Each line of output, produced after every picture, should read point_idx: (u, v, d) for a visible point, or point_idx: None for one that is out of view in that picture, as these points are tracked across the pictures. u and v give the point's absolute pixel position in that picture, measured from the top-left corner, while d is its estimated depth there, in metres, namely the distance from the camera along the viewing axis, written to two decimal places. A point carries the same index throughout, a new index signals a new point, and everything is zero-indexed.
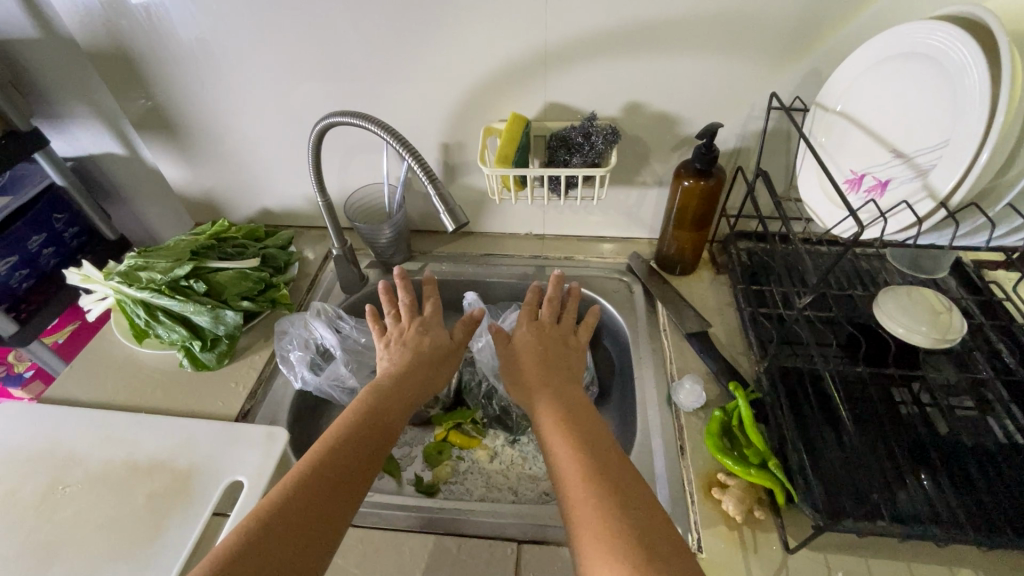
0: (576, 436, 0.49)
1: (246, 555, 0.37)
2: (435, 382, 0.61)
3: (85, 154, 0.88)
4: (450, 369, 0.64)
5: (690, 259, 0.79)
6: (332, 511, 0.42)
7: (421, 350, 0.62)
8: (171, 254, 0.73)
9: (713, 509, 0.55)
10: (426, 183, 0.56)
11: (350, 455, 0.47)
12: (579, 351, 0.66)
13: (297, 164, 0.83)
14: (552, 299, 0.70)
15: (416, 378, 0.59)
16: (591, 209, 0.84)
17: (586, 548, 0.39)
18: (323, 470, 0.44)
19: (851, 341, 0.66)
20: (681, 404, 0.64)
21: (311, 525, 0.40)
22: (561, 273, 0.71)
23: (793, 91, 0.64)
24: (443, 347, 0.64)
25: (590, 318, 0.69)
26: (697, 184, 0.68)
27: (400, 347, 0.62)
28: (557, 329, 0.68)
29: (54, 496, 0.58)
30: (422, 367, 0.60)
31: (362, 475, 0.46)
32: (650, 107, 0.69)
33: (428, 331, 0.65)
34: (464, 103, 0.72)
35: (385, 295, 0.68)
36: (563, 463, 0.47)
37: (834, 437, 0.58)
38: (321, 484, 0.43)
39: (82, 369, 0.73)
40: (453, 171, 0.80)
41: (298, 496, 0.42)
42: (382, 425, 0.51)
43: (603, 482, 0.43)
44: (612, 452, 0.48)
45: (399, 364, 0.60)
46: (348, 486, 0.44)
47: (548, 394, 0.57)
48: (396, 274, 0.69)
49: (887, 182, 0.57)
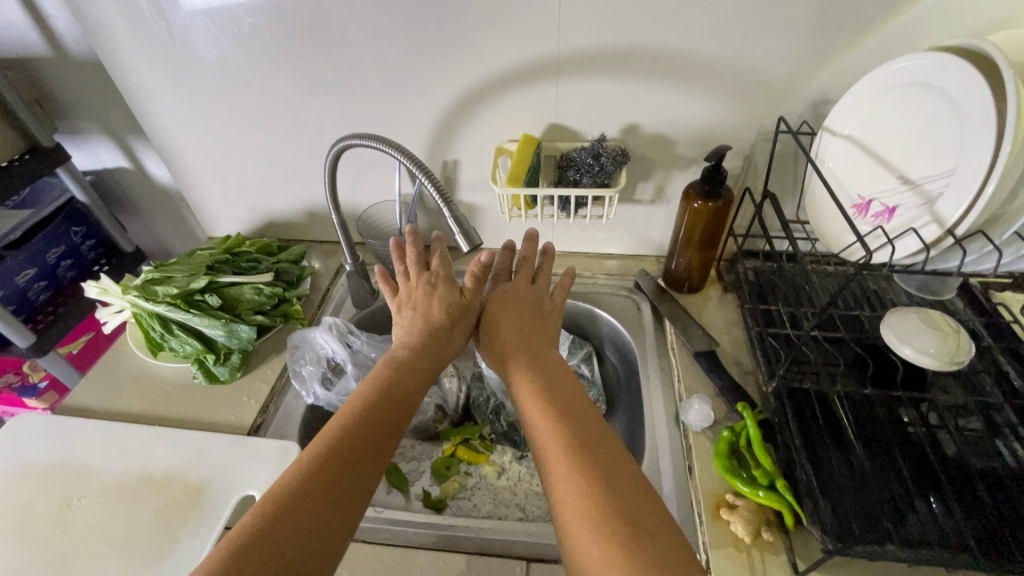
0: (558, 406, 0.49)
1: (263, 537, 0.37)
2: (449, 343, 0.61)
3: (103, 168, 0.90)
4: (465, 331, 0.63)
5: (698, 277, 0.79)
6: (345, 488, 0.42)
7: (430, 315, 0.61)
8: (188, 268, 0.74)
9: (722, 530, 0.55)
10: (440, 203, 0.57)
11: (358, 434, 0.46)
12: (555, 315, 0.65)
13: (311, 180, 0.84)
14: (526, 258, 0.67)
15: (426, 353, 0.58)
16: (600, 226, 0.84)
17: (569, 522, 0.40)
18: (332, 452, 0.44)
19: (858, 361, 0.67)
20: (691, 423, 0.64)
21: (325, 510, 0.40)
22: (535, 231, 0.67)
23: (801, 114, 0.65)
24: (454, 307, 0.62)
25: (566, 280, 0.66)
26: (706, 206, 0.69)
27: (410, 311, 0.62)
28: (532, 291, 0.65)
29: (69, 509, 0.59)
30: (434, 334, 0.59)
31: (371, 450, 0.46)
32: (660, 130, 0.70)
33: (436, 288, 0.63)
34: (477, 123, 0.73)
35: (396, 252, 0.67)
36: (545, 438, 0.46)
37: (843, 459, 0.58)
38: (330, 467, 0.43)
39: (97, 381, 0.74)
40: (463, 188, 0.82)
41: (307, 479, 0.42)
42: (392, 402, 0.51)
43: (587, 459, 0.43)
44: (595, 426, 0.47)
45: (410, 331, 0.60)
46: (355, 467, 0.44)
47: (524, 360, 0.56)
48: (406, 231, 0.65)
49: (895, 208, 0.58)
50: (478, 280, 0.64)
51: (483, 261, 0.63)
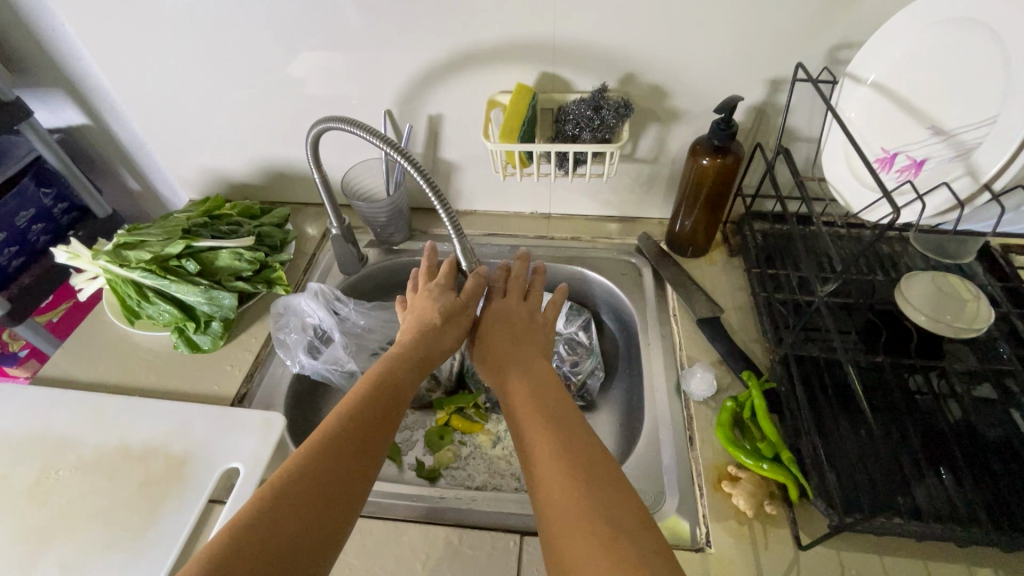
0: (546, 411, 0.48)
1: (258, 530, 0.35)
2: (440, 339, 0.56)
3: (69, 125, 0.83)
4: (457, 330, 0.58)
5: (703, 241, 0.75)
6: (341, 483, 0.40)
7: (425, 315, 0.57)
8: (162, 231, 0.70)
9: (723, 503, 0.53)
10: (428, 194, 0.59)
11: (353, 428, 0.43)
12: (548, 329, 0.61)
13: (292, 138, 0.79)
14: (517, 276, 0.65)
15: (418, 350, 0.54)
16: (600, 187, 0.80)
17: (559, 535, 0.38)
18: (329, 444, 0.41)
19: (868, 327, 0.64)
20: (692, 392, 0.61)
21: (319, 505, 0.38)
22: (526, 252, 0.66)
23: (822, 61, 0.60)
24: (447, 305, 0.58)
25: (558, 296, 0.64)
26: (714, 162, 0.64)
27: (410, 314, 0.59)
28: (524, 303, 0.62)
29: (48, 482, 0.57)
30: (425, 332, 0.56)
31: (369, 445, 0.43)
32: (666, 78, 0.64)
33: (434, 292, 0.59)
34: (469, 73, 0.67)
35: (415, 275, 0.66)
36: (535, 442, 0.45)
37: (850, 429, 0.55)
38: (322, 462, 0.40)
39: (73, 349, 0.71)
40: (455, 145, 0.77)
41: (300, 473, 0.39)
42: (389, 400, 0.48)
43: (576, 466, 0.42)
44: (590, 437, 0.45)
45: (403, 332, 0.56)
46: (349, 464, 0.41)
47: (517, 369, 0.54)
48: (425, 248, 0.65)
49: (923, 161, 0.53)
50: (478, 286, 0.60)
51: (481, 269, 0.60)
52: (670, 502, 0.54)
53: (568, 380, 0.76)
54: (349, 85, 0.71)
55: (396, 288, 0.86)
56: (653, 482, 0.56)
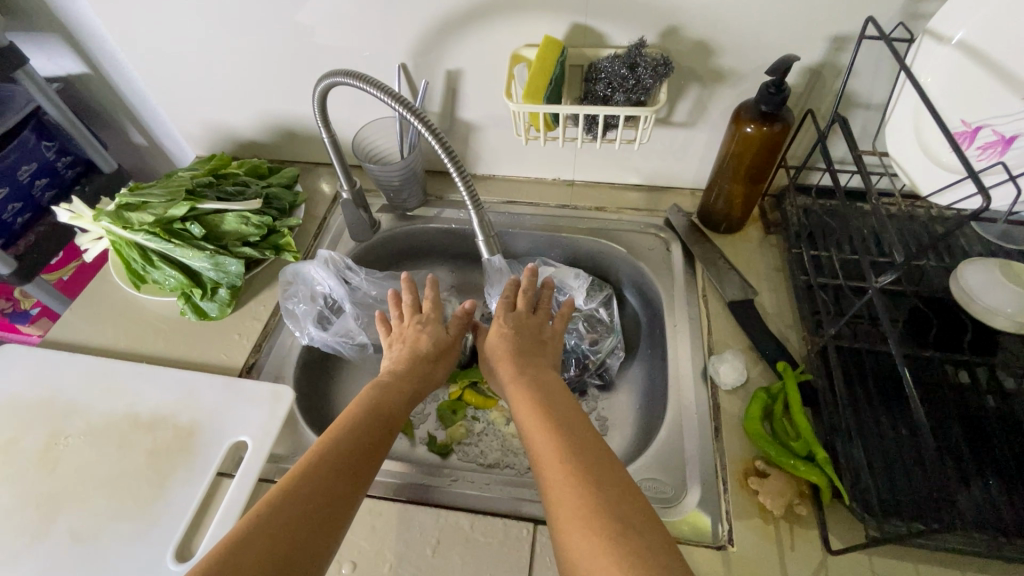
0: (552, 418, 0.48)
1: (260, 535, 0.36)
2: (432, 374, 0.58)
3: (67, 73, 0.79)
4: (447, 365, 0.60)
5: (739, 216, 0.70)
6: (338, 492, 0.41)
7: (419, 347, 0.58)
8: (166, 191, 0.66)
9: (748, 500, 0.51)
10: (443, 155, 0.54)
11: (352, 441, 0.45)
12: (554, 342, 0.63)
13: (301, 93, 0.74)
14: (525, 289, 0.65)
15: (413, 381, 0.55)
16: (630, 154, 0.73)
17: (567, 527, 0.39)
18: (331, 457, 0.43)
19: (915, 316, 0.58)
20: (721, 380, 0.58)
21: (317, 513, 0.39)
22: (536, 265, 0.66)
23: (896, 16, 0.52)
24: (439, 341, 0.60)
25: (566, 308, 0.65)
26: (760, 130, 0.58)
27: (399, 346, 0.59)
28: (532, 317, 0.63)
29: (56, 448, 0.56)
30: (419, 365, 0.57)
31: (365, 458, 0.44)
32: (714, 32, 0.57)
33: (427, 327, 0.61)
34: (492, 24, 0.61)
35: (394, 300, 0.64)
36: (541, 446, 0.46)
37: (889, 427, 0.51)
38: (324, 473, 0.41)
39: (79, 311, 0.69)
40: (475, 104, 0.71)
41: (302, 481, 0.40)
42: (386, 417, 0.49)
43: (581, 462, 0.43)
44: (591, 439, 0.46)
45: (394, 362, 0.57)
46: (350, 475, 0.43)
47: (525, 377, 0.54)
48: (402, 279, 0.64)
49: (1013, 138, 0.47)
50: (462, 325, 0.64)
51: (468, 308, 0.64)
52: (692, 496, 0.51)
53: (586, 358, 0.72)
54: (361, 35, 0.65)
55: (410, 255, 0.82)
56: (674, 473, 0.54)
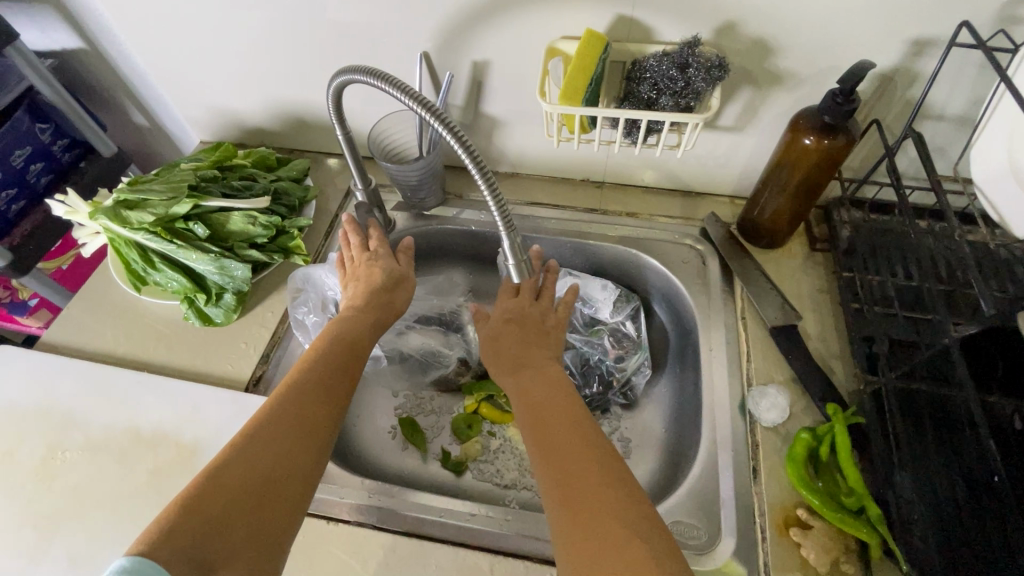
0: (564, 419, 0.46)
1: (235, 462, 0.40)
2: (391, 303, 0.58)
3: (60, 48, 0.73)
4: (407, 291, 0.60)
5: (785, 230, 0.64)
6: (305, 419, 0.45)
7: (374, 279, 0.58)
8: (167, 186, 0.61)
9: (789, 551, 0.47)
10: (467, 163, 0.48)
11: (313, 381, 0.47)
12: (558, 331, 0.59)
13: (314, 79, 0.68)
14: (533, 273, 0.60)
15: (371, 311, 0.56)
16: (668, 158, 0.68)
17: (571, 524, 0.39)
18: (296, 393, 0.46)
19: (979, 353, 0.54)
20: (761, 416, 0.54)
21: (289, 440, 0.43)
22: (538, 248, 0.62)
23: (991, 20, 0.46)
24: (389, 271, 0.59)
25: (569, 297, 0.61)
26: (820, 144, 0.53)
27: (353, 283, 0.59)
28: (539, 303, 0.59)
29: (54, 463, 0.54)
30: (377, 296, 0.57)
31: (327, 385, 0.48)
32: (779, 29, 0.51)
33: (376, 259, 0.60)
34: (529, 12, 0.55)
35: (344, 234, 0.63)
36: (551, 437, 0.45)
37: (948, 479, 0.47)
38: (285, 412, 0.44)
39: (76, 312, 0.65)
40: (503, 99, 0.65)
41: (270, 415, 0.44)
42: (350, 349, 0.52)
43: (578, 449, 0.43)
44: (583, 422, 0.46)
45: (349, 300, 0.57)
46: (313, 408, 0.46)
47: (533, 374, 0.52)
48: (345, 222, 0.63)
49: None
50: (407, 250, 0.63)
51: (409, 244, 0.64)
52: (726, 544, 0.48)
53: (611, 375, 0.68)
54: (383, 19, 0.59)
55: (425, 256, 0.77)
56: (708, 516, 0.50)
